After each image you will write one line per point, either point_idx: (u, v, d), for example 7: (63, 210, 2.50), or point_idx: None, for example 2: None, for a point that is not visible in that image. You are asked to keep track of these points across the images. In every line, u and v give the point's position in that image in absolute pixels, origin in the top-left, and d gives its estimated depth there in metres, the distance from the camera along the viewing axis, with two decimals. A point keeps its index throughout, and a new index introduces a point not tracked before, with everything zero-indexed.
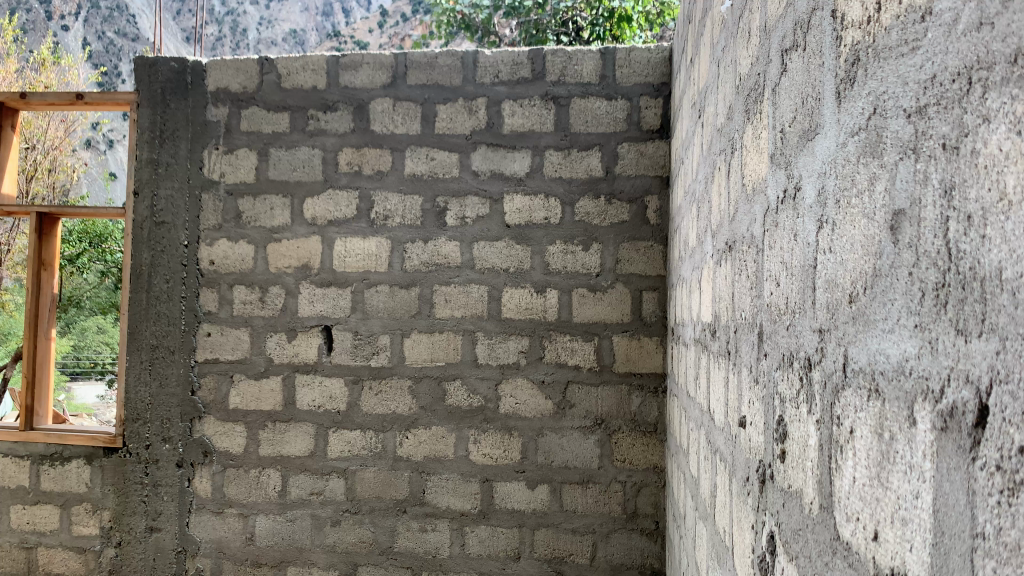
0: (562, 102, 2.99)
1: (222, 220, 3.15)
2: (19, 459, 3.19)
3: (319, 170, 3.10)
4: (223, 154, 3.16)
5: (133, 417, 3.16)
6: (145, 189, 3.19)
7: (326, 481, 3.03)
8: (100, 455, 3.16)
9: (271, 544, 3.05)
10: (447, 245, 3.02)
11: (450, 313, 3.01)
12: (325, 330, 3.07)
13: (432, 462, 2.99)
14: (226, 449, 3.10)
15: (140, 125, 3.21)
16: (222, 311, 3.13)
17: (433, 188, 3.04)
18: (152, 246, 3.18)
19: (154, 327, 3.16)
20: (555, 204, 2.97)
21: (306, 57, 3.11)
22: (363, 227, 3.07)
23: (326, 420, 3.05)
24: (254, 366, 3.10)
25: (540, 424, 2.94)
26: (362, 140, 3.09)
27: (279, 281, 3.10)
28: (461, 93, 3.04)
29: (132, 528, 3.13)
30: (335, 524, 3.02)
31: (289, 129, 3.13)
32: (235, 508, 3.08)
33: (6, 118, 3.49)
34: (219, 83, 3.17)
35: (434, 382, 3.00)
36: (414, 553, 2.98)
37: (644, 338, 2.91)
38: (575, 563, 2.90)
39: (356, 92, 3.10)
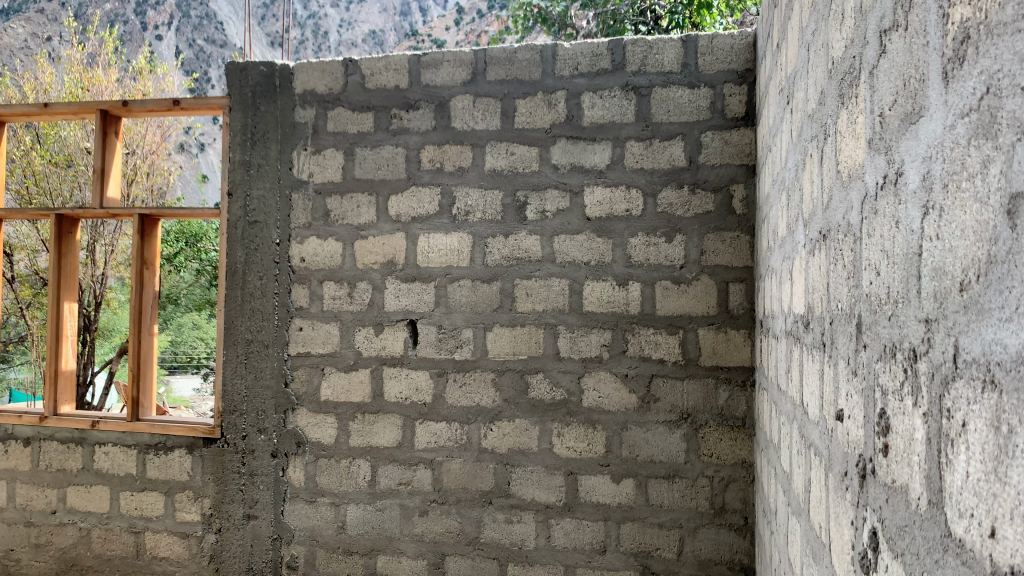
0: (643, 92, 2.96)
1: (312, 218, 3.25)
2: (127, 448, 3.37)
3: (403, 168, 3.16)
4: (311, 154, 3.26)
5: (230, 409, 3.28)
6: (238, 190, 3.31)
7: (414, 472, 3.09)
8: (200, 445, 3.30)
9: (362, 533, 3.13)
10: (528, 239, 3.03)
11: (532, 306, 3.02)
12: (410, 324, 3.13)
13: (517, 454, 3.01)
14: (318, 440, 3.20)
15: (232, 128, 3.33)
16: (313, 306, 3.23)
17: (513, 182, 3.06)
18: (245, 244, 3.30)
19: (248, 322, 3.28)
20: (637, 196, 2.95)
21: (389, 57, 3.17)
22: (446, 223, 3.11)
23: (412, 412, 3.11)
24: (343, 360, 3.19)
25: (624, 418, 2.93)
26: (443, 137, 3.13)
27: (366, 277, 3.18)
28: (541, 87, 3.05)
29: (230, 515, 3.27)
30: (423, 514, 3.08)
31: (374, 128, 3.20)
32: (328, 497, 3.17)
33: (109, 125, 3.68)
34: (306, 85, 3.27)
35: (517, 375, 3.02)
36: (500, 545, 3.01)
37: (731, 331, 2.86)
38: (662, 558, 2.88)
39: (438, 90, 3.14)
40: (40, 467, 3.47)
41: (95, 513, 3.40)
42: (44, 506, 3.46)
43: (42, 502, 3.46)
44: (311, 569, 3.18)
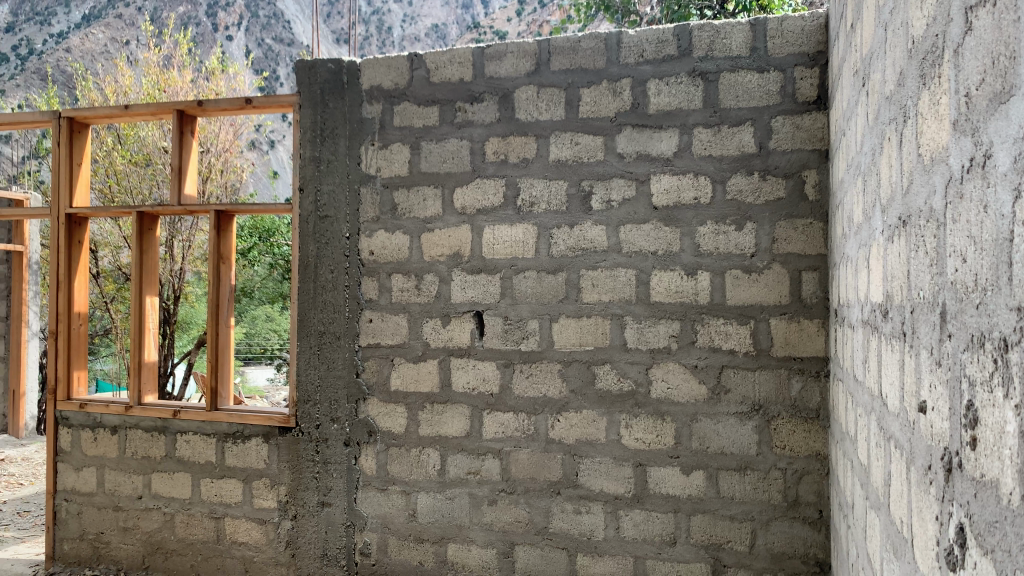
0: (710, 78, 2.91)
1: (380, 212, 3.30)
2: (207, 436, 3.49)
3: (468, 160, 3.18)
4: (378, 149, 3.31)
5: (304, 399, 3.37)
6: (309, 185, 3.38)
7: (482, 462, 3.12)
8: (276, 433, 3.40)
9: (432, 521, 3.18)
10: (594, 230, 3.02)
11: (598, 297, 3.01)
12: (477, 315, 3.16)
13: (584, 445, 3.01)
14: (389, 429, 3.25)
15: (302, 124, 3.40)
16: (382, 298, 3.29)
17: (578, 172, 3.04)
18: (317, 238, 3.37)
19: (320, 314, 3.36)
20: (706, 183, 2.90)
21: (453, 50, 3.19)
22: (511, 214, 3.12)
23: (480, 403, 3.13)
24: (412, 351, 3.23)
25: (694, 410, 2.89)
26: (508, 129, 3.13)
27: (433, 269, 3.22)
28: (605, 75, 3.02)
29: (305, 502, 3.36)
30: (492, 503, 3.11)
31: (439, 122, 3.22)
32: (398, 486, 3.23)
33: (185, 124, 3.80)
34: (373, 81, 3.32)
35: (584, 366, 3.01)
36: (569, 535, 3.01)
37: (804, 321, 2.80)
38: (733, 551, 2.84)
39: (502, 82, 3.14)
40: (127, 454, 3.63)
41: (177, 499, 3.54)
42: (131, 492, 3.62)
43: (129, 488, 3.62)
44: (384, 556, 3.24)
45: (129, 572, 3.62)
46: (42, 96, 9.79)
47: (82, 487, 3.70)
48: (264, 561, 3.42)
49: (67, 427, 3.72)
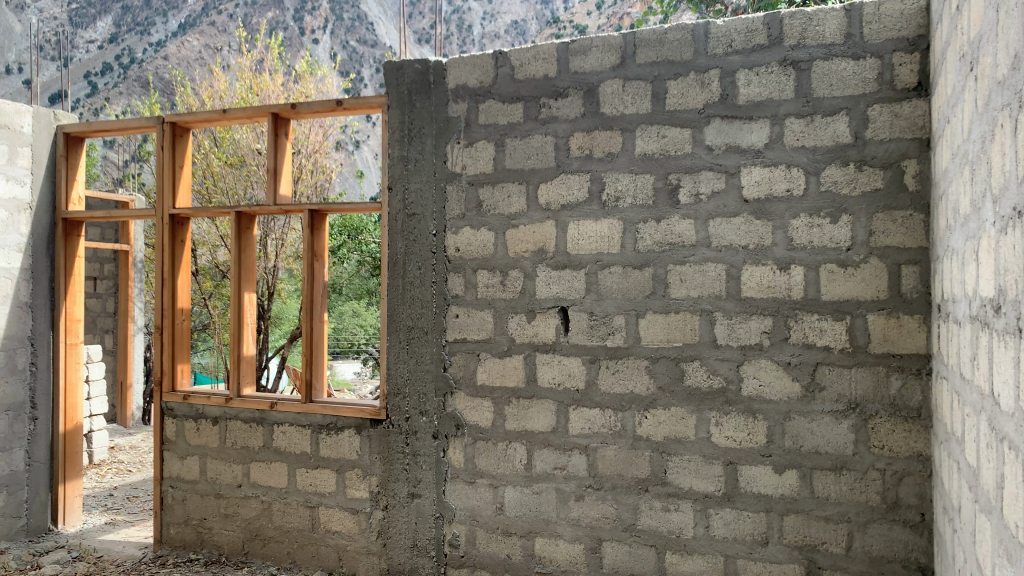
0: (803, 66, 2.82)
1: (466, 210, 3.34)
2: (302, 427, 3.62)
3: (552, 156, 3.18)
4: (464, 147, 3.35)
5: (394, 392, 3.44)
6: (397, 184, 3.45)
7: (569, 457, 3.13)
8: (367, 426, 3.49)
9: (520, 515, 3.21)
10: (681, 224, 2.98)
11: (686, 292, 2.96)
12: (562, 311, 3.16)
13: (673, 442, 2.98)
14: (476, 423, 3.30)
15: (390, 124, 3.47)
16: (468, 294, 3.33)
17: (665, 166, 3.01)
18: (405, 236, 3.44)
19: (409, 310, 3.42)
20: (798, 174, 2.83)
21: (537, 47, 3.20)
22: (596, 209, 3.11)
23: (566, 398, 3.14)
24: (498, 346, 3.26)
25: (787, 407, 2.83)
26: (593, 123, 3.12)
27: (518, 265, 3.24)
28: (693, 67, 2.97)
29: (396, 493, 3.43)
30: (579, 498, 3.11)
31: (523, 118, 3.24)
32: (486, 479, 3.27)
33: (279, 127, 3.93)
34: (458, 80, 3.36)
35: (672, 363, 2.98)
36: (658, 533, 2.99)
37: (903, 317, 2.69)
38: (829, 553, 2.77)
39: (587, 77, 3.13)
40: (227, 444, 3.79)
41: (275, 487, 3.68)
42: (231, 480, 3.77)
43: (229, 477, 3.78)
44: (473, 548, 3.29)
45: (230, 557, 3.78)
46: (144, 103, 10.30)
47: (186, 474, 3.89)
48: (357, 549, 3.51)
49: (172, 417, 3.91)
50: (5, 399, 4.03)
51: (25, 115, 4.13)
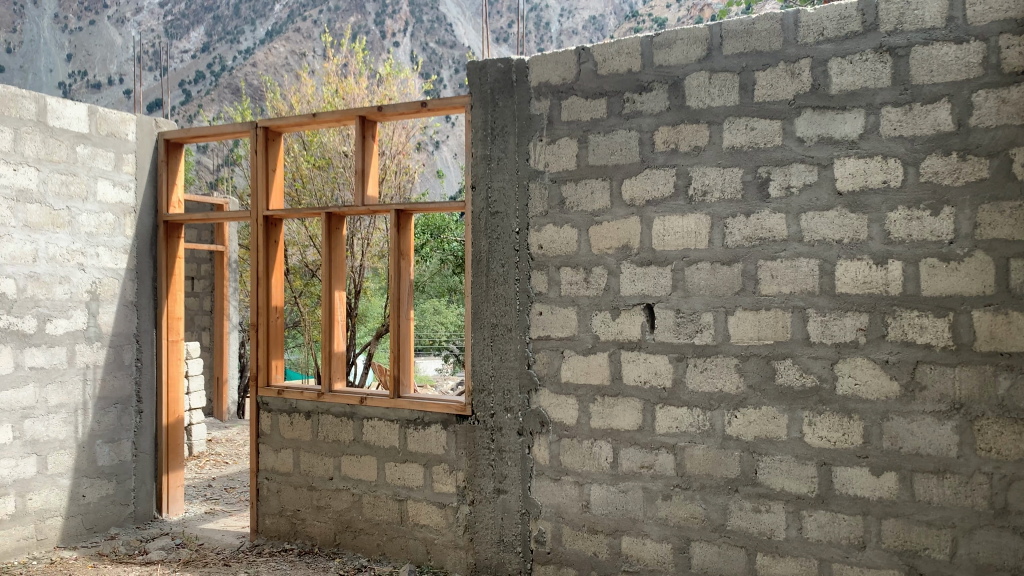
0: (900, 53, 2.71)
1: (549, 207, 3.35)
2: (391, 421, 3.69)
3: (637, 151, 3.15)
4: (547, 145, 3.35)
5: (479, 389, 3.47)
6: (480, 183, 3.48)
7: (656, 456, 3.10)
8: (453, 421, 3.54)
9: (606, 513, 3.19)
10: (772, 218, 2.91)
11: (778, 289, 2.89)
12: (647, 308, 3.13)
13: (764, 442, 2.91)
14: (561, 420, 3.30)
15: (473, 124, 3.50)
16: (551, 291, 3.33)
17: (754, 159, 2.94)
18: (488, 234, 3.46)
19: (493, 307, 3.45)
20: (896, 165, 2.72)
21: (621, 41, 3.17)
22: (682, 204, 3.07)
23: (652, 396, 3.11)
24: (582, 343, 3.25)
25: (885, 407, 2.72)
26: (678, 117, 3.07)
27: (602, 262, 3.22)
28: (782, 57, 2.89)
29: (482, 488, 3.46)
30: (666, 498, 3.07)
31: (607, 114, 3.21)
32: (572, 477, 3.27)
33: (366, 129, 4.02)
34: (541, 78, 3.36)
35: (763, 361, 2.91)
36: (748, 533, 2.93)
37: (1012, 313, 2.56)
38: (931, 559, 2.66)
39: (672, 70, 3.09)
40: (320, 437, 3.90)
41: (365, 480, 3.76)
42: (323, 473, 3.89)
43: (322, 469, 3.90)
44: (559, 545, 3.30)
45: (323, 547, 3.90)
46: (236, 109, 10.69)
47: (281, 467, 4.03)
48: (444, 543, 3.57)
49: (268, 411, 4.06)
50: (113, 393, 4.25)
51: (129, 123, 4.35)
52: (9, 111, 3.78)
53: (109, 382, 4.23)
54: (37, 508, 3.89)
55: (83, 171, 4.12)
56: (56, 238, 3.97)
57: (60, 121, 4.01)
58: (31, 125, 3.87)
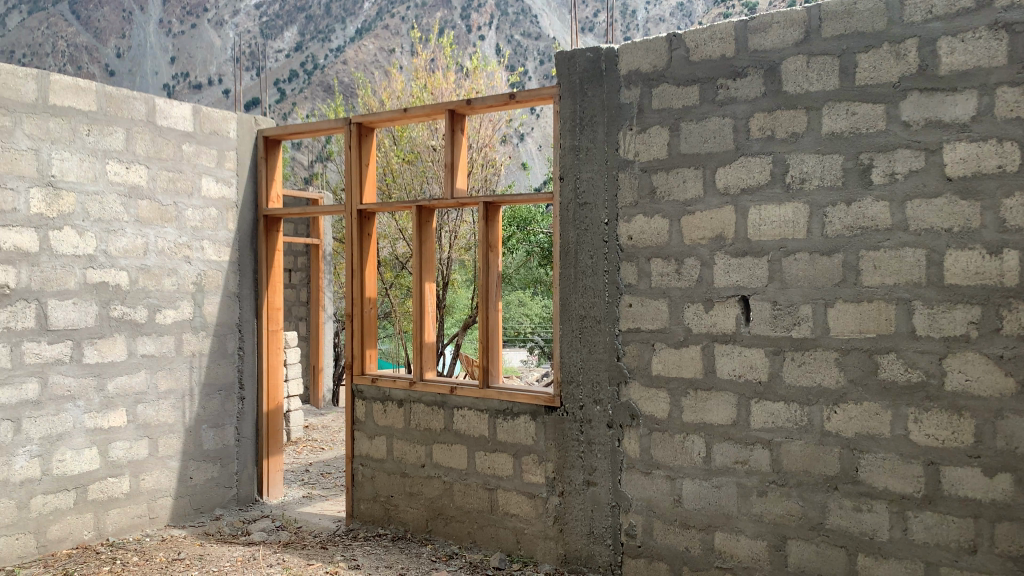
0: (1017, 29, 2.55)
1: (639, 196, 3.31)
2: (480, 411, 3.73)
3: (731, 139, 3.08)
4: (637, 134, 3.31)
5: (568, 380, 3.47)
6: (569, 174, 3.46)
7: (751, 451, 3.03)
8: (542, 412, 3.55)
9: (699, 508, 3.14)
10: (875, 206, 2.79)
11: (881, 280, 2.77)
12: (742, 300, 3.06)
13: (866, 439, 2.80)
14: (652, 414, 3.26)
15: (562, 115, 3.49)
16: (642, 282, 3.30)
17: (855, 144, 2.83)
18: (576, 225, 3.45)
19: (581, 299, 3.43)
20: (1012, 149, 2.56)
21: (714, 26, 3.10)
22: (779, 192, 2.98)
23: (747, 391, 3.04)
24: (673, 336, 3.21)
25: (999, 405, 2.58)
26: (774, 103, 2.98)
27: (695, 253, 3.16)
28: (886, 37, 2.76)
29: (571, 480, 3.46)
30: (762, 494, 3.00)
31: (700, 101, 3.15)
32: (663, 471, 3.23)
33: (455, 122, 4.06)
34: (631, 66, 3.31)
35: (865, 354, 2.80)
36: (848, 533, 2.83)
37: None
38: None
39: (768, 55, 3.00)
40: (411, 426, 3.98)
41: (455, 469, 3.82)
42: (415, 460, 3.97)
43: (413, 457, 3.98)
44: (650, 539, 3.27)
45: (415, 533, 3.98)
46: (328, 105, 11.00)
47: (374, 453, 4.13)
48: (534, 533, 3.58)
49: (362, 399, 4.16)
50: (217, 380, 4.45)
51: (230, 122, 4.52)
52: (121, 112, 3.99)
53: (214, 369, 4.43)
54: (149, 488, 4.11)
55: (189, 169, 4.31)
56: (164, 232, 4.18)
57: (168, 120, 4.20)
58: (140, 124, 4.07)
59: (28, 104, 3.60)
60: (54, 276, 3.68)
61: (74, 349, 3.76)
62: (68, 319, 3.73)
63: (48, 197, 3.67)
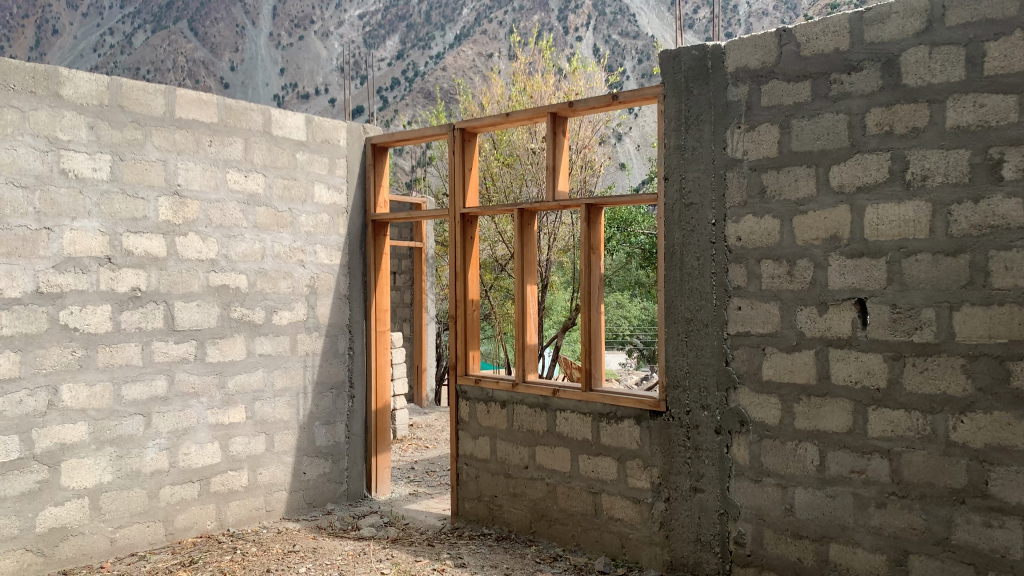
0: None
1: (748, 196, 3.23)
2: (583, 414, 3.73)
3: (846, 135, 2.96)
4: (745, 132, 3.23)
5: (673, 385, 3.41)
6: (674, 174, 3.41)
7: (868, 460, 2.91)
8: (647, 416, 3.51)
9: (812, 518, 3.04)
10: (1006, 204, 2.62)
11: (1013, 282, 2.61)
12: (859, 303, 2.94)
13: (997, 451, 2.64)
14: (762, 420, 3.18)
15: (667, 114, 3.44)
16: (751, 285, 3.22)
17: (983, 139, 2.67)
18: (682, 226, 3.39)
19: (687, 302, 3.38)
20: None
21: (826, 19, 3.00)
22: (899, 190, 2.84)
23: (865, 398, 2.91)
24: (785, 340, 3.12)
25: None
26: (893, 97, 2.85)
27: (807, 254, 3.07)
28: (1018, 24, 2.60)
29: (678, 486, 3.41)
30: (880, 506, 2.88)
31: (812, 97, 3.05)
32: (774, 478, 3.14)
33: (557, 125, 4.07)
34: (738, 63, 3.24)
35: (995, 361, 2.64)
36: (977, 550, 2.68)
37: None
38: None
39: (885, 47, 2.87)
40: (515, 427, 4.02)
41: (559, 471, 3.83)
42: (519, 462, 4.00)
43: (517, 458, 4.01)
44: (760, 548, 3.18)
45: (519, 534, 4.01)
46: (432, 112, 11.25)
47: (479, 453, 4.19)
48: (639, 538, 3.55)
49: (466, 400, 4.24)
50: (328, 379, 4.61)
51: (341, 131, 4.67)
52: (240, 123, 4.19)
53: (326, 368, 4.59)
54: (266, 482, 4.30)
55: (302, 176, 4.48)
56: (281, 237, 4.36)
57: (283, 130, 4.38)
58: (257, 135, 4.26)
59: (157, 117, 3.84)
60: (180, 280, 3.91)
61: (198, 348, 3.98)
62: (193, 320, 3.96)
63: (175, 205, 3.90)
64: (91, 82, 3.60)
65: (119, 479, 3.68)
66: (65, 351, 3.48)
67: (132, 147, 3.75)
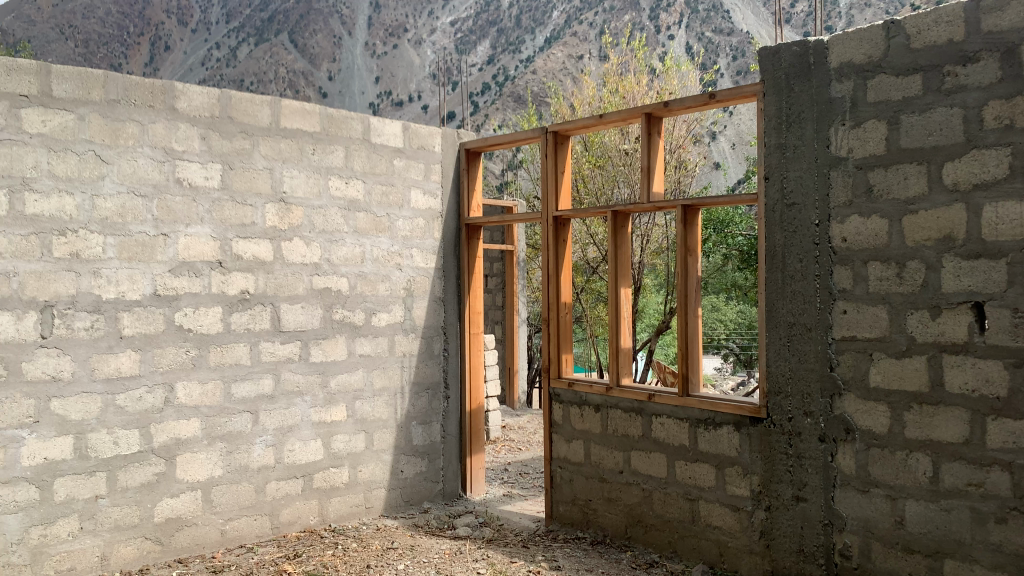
0: None
1: (854, 196, 3.11)
2: (680, 419, 3.67)
3: (961, 130, 2.82)
4: (850, 129, 3.11)
5: (775, 390, 3.32)
6: (775, 174, 3.32)
7: (987, 473, 2.75)
8: (747, 423, 3.42)
9: (925, 532, 2.90)
10: None
11: None
12: (976, 307, 2.79)
13: None
14: (870, 428, 3.05)
15: (766, 113, 3.35)
16: (857, 288, 3.10)
17: None
18: (784, 228, 3.30)
19: (789, 305, 3.28)
20: None
21: (939, 9, 2.86)
22: (1020, 187, 2.68)
23: (983, 407, 2.76)
24: (894, 345, 2.99)
25: None
26: (1013, 88, 2.69)
27: (918, 255, 2.93)
28: None
29: (779, 494, 3.32)
30: (1001, 521, 2.72)
31: (923, 91, 2.91)
32: (882, 489, 3.02)
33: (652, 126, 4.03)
34: (842, 58, 3.13)
35: None
36: None
37: None
38: None
39: (1004, 35, 2.71)
40: (609, 431, 3.99)
41: (655, 477, 3.78)
42: (614, 466, 3.98)
43: (612, 462, 3.99)
44: (868, 562, 3.06)
45: (615, 539, 3.98)
46: (524, 116, 11.33)
47: (573, 456, 4.19)
48: (738, 547, 3.47)
49: (560, 402, 4.24)
50: (425, 379, 4.70)
51: (436, 136, 4.76)
52: (341, 131, 4.32)
53: (422, 369, 4.69)
54: (366, 479, 4.42)
55: (400, 182, 4.59)
56: (379, 242, 4.48)
57: (381, 138, 4.49)
58: (358, 142, 4.39)
59: (264, 127, 4.01)
60: (286, 283, 4.07)
61: (302, 349, 4.13)
62: (297, 321, 4.11)
63: (281, 211, 4.06)
64: (204, 95, 3.79)
65: (229, 473, 3.85)
66: (180, 350, 3.68)
67: (241, 156, 3.92)
